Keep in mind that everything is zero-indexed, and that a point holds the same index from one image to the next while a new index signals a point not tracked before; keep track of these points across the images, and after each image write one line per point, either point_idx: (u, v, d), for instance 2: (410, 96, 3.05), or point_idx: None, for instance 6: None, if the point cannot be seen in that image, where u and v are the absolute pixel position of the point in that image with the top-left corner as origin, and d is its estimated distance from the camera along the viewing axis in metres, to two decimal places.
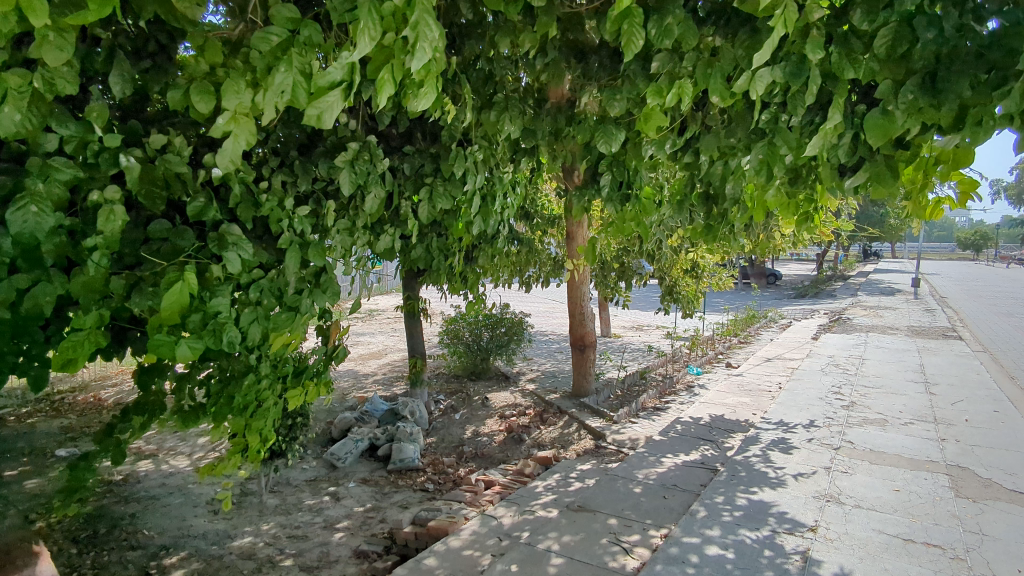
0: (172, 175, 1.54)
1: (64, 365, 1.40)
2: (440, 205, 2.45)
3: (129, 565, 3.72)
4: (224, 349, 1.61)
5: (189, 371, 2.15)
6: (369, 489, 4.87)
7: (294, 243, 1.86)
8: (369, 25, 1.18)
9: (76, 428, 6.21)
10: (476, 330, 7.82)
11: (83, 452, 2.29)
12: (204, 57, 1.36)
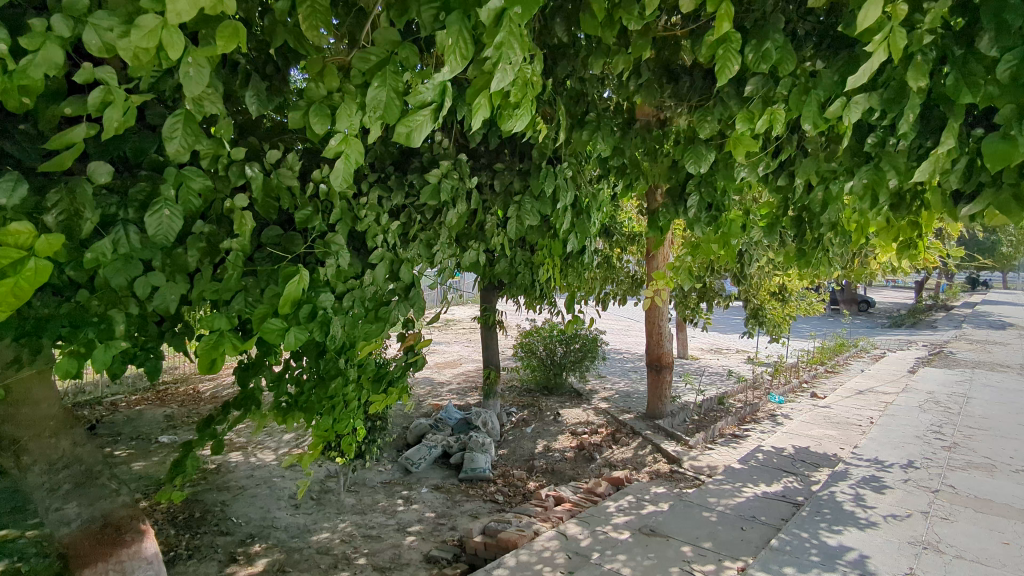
0: (285, 188, 1.66)
1: (211, 366, 1.55)
2: (527, 221, 2.49)
3: (218, 549, 3.97)
4: (327, 341, 1.71)
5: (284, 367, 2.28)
6: (441, 496, 4.97)
7: (387, 257, 1.96)
8: (459, 44, 1.14)
9: (178, 416, 6.73)
10: (551, 345, 7.86)
11: (188, 438, 2.47)
12: (319, 80, 1.44)
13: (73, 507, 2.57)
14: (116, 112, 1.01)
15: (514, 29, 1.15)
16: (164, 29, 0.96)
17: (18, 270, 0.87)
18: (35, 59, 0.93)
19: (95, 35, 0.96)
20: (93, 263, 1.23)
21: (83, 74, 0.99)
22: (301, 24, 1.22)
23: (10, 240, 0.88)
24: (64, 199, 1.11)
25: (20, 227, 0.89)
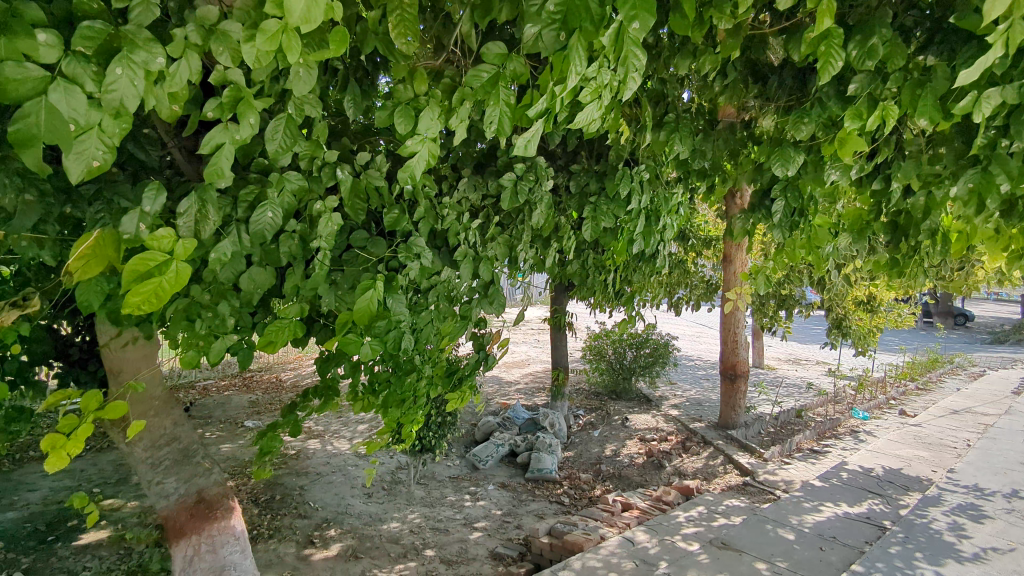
0: (372, 188, 1.71)
1: (266, 346, 1.66)
2: (603, 223, 2.47)
3: (297, 531, 4.17)
4: (397, 356, 1.76)
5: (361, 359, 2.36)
6: (507, 494, 5.02)
7: (468, 255, 2.00)
8: (578, 60, 1.10)
9: (262, 402, 7.12)
10: (620, 349, 7.77)
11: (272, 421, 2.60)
12: (408, 82, 1.49)
13: (171, 481, 2.76)
14: (248, 110, 1.10)
15: (638, 43, 1.10)
16: (285, 33, 1.00)
17: (163, 272, 1.01)
18: (180, 66, 1.00)
19: (223, 43, 1.06)
20: (216, 263, 1.33)
21: (216, 76, 1.09)
22: (392, 31, 1.26)
23: (156, 245, 1.01)
24: (195, 203, 1.19)
25: (164, 233, 1.02)
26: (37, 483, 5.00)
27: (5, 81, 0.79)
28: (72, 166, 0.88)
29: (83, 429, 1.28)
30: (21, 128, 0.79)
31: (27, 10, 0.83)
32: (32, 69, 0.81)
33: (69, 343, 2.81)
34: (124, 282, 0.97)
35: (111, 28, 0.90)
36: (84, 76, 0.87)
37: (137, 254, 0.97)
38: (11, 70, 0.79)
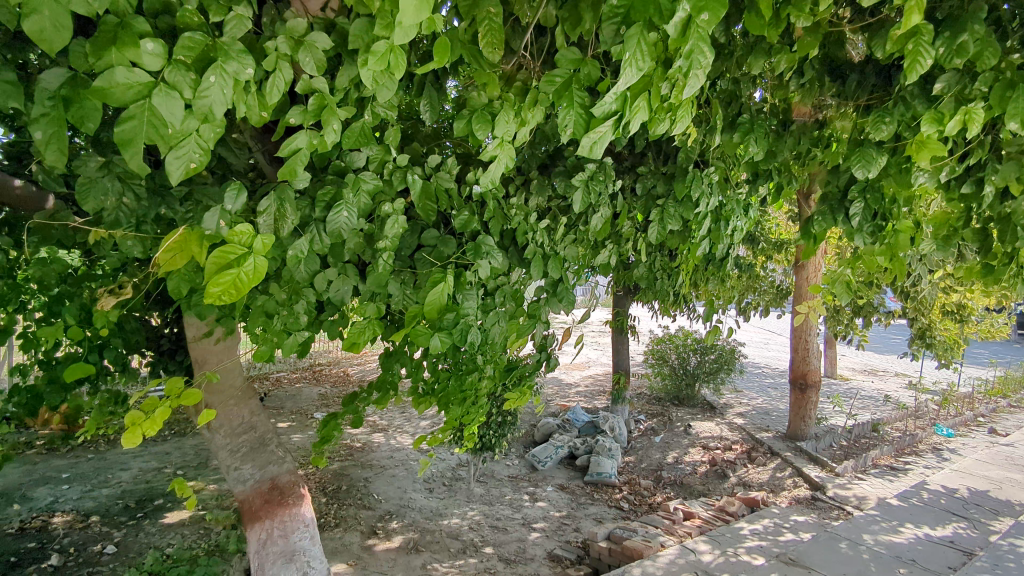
0: (442, 190, 1.76)
1: (351, 346, 1.71)
2: (670, 226, 2.42)
3: (361, 521, 4.30)
4: (468, 347, 1.76)
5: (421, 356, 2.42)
6: (566, 496, 5.02)
7: (538, 253, 2.01)
8: (637, 55, 1.07)
9: (330, 395, 7.39)
10: (684, 353, 7.60)
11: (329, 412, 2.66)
12: (482, 88, 1.49)
13: (248, 468, 2.91)
14: (331, 116, 1.16)
15: (703, 36, 1.06)
16: (392, 52, 1.05)
17: (242, 266, 1.01)
18: (274, 78, 1.07)
19: (310, 53, 1.11)
20: (295, 260, 1.40)
21: (303, 85, 1.15)
22: (481, 41, 1.30)
23: (236, 241, 1.03)
24: (274, 206, 1.25)
25: (242, 229, 1.04)
26: (129, 463, 5.39)
27: (117, 86, 0.84)
28: (174, 168, 0.94)
29: (161, 412, 1.37)
30: (125, 129, 0.84)
31: (134, 23, 0.88)
32: (140, 75, 0.86)
33: (161, 334, 3.02)
34: (207, 274, 0.99)
35: (208, 39, 0.96)
36: (183, 82, 0.92)
37: (217, 248, 1.00)
38: (121, 76, 0.84)
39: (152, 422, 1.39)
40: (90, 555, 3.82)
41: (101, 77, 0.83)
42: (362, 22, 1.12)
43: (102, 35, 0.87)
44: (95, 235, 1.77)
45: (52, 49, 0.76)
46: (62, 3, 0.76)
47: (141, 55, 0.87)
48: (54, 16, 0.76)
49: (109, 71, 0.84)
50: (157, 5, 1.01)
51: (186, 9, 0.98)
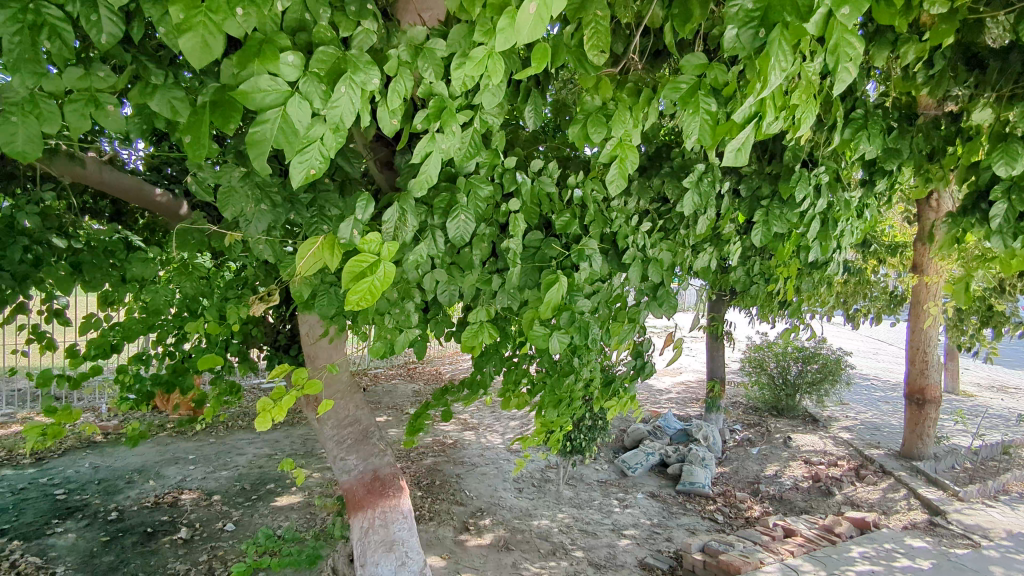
0: (543, 194, 1.79)
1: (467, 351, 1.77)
2: (775, 228, 2.33)
3: (454, 516, 4.41)
4: (589, 341, 1.80)
5: (518, 357, 2.47)
6: (657, 505, 4.91)
7: (637, 258, 1.95)
8: (780, 56, 1.01)
9: (424, 392, 7.64)
10: (784, 362, 7.23)
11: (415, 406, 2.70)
12: (594, 91, 1.46)
13: (352, 458, 3.04)
14: (451, 118, 1.16)
15: (849, 28, 1.02)
16: (490, 57, 1.04)
17: (375, 272, 1.07)
18: (394, 84, 1.07)
19: (430, 59, 1.13)
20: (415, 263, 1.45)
21: (424, 89, 1.16)
22: (585, 43, 1.25)
23: (368, 249, 1.09)
24: (400, 212, 1.33)
25: (370, 238, 1.09)
26: (245, 448, 5.84)
27: (257, 93, 0.89)
28: (296, 172, 0.96)
29: (287, 402, 1.47)
30: (261, 131, 0.90)
31: (278, 39, 0.95)
32: (280, 83, 0.91)
33: (278, 330, 3.25)
34: (348, 283, 1.06)
35: (339, 51, 0.99)
36: (315, 93, 0.95)
37: (352, 258, 1.05)
38: (263, 84, 0.90)
39: (280, 408, 1.50)
40: (213, 530, 4.16)
41: (245, 84, 0.88)
42: (461, 28, 1.13)
43: (248, 49, 0.93)
44: (229, 239, 1.93)
45: (200, 64, 0.82)
46: (216, 22, 0.83)
47: (281, 66, 0.92)
48: (207, 34, 0.82)
49: (253, 80, 0.89)
50: (294, 23, 1.05)
51: (320, 24, 1.02)
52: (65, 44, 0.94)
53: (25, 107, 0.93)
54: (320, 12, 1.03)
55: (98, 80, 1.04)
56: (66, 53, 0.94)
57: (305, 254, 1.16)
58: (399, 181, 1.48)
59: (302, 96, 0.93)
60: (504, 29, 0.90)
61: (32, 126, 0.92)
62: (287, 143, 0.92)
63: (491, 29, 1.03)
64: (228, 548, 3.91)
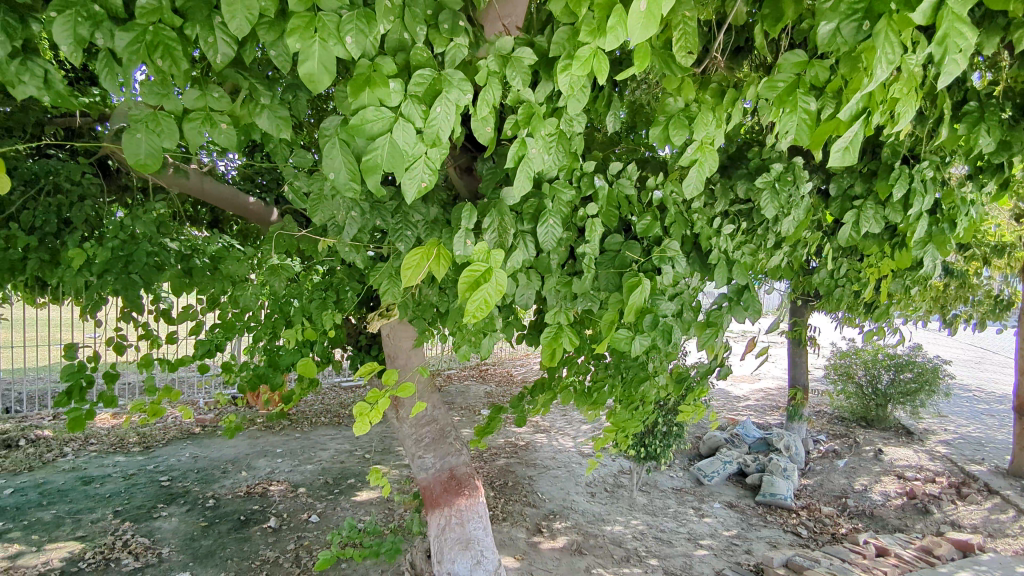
0: (623, 197, 1.77)
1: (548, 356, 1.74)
2: (866, 229, 2.19)
3: (527, 518, 4.44)
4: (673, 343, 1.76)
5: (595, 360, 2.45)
6: (735, 515, 4.76)
7: (722, 260, 1.89)
8: (885, 45, 0.96)
9: (496, 394, 7.74)
10: (874, 370, 6.82)
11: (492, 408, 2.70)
12: (677, 92, 1.41)
13: (429, 457, 3.10)
14: (538, 123, 1.18)
15: (963, 15, 0.91)
16: (596, 57, 1.04)
17: (489, 280, 1.09)
18: (485, 94, 1.09)
19: (517, 69, 1.14)
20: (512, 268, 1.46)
21: (511, 96, 1.19)
22: (674, 45, 1.23)
23: (477, 260, 1.13)
24: (499, 222, 1.34)
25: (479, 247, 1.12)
26: (327, 444, 6.11)
27: (367, 122, 0.95)
28: (408, 188, 1.00)
29: (383, 405, 1.55)
30: (372, 158, 0.95)
31: (382, 63, 0.97)
32: (385, 112, 0.95)
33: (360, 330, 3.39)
34: (465, 291, 1.09)
35: (435, 72, 1.01)
36: (415, 114, 0.99)
37: (467, 268, 1.09)
38: (371, 114, 0.94)
39: (376, 412, 1.57)
40: (299, 521, 4.38)
41: (355, 116, 0.94)
42: (565, 31, 1.12)
43: (357, 77, 0.97)
44: (320, 244, 2.02)
45: (318, 89, 0.90)
46: (327, 49, 0.90)
47: (388, 93, 0.97)
48: (322, 61, 0.89)
49: (362, 111, 0.95)
50: (394, 44, 1.08)
51: (417, 45, 1.05)
52: (175, 61, 0.95)
53: (148, 122, 1.00)
54: (417, 30, 1.06)
55: (213, 100, 1.11)
56: (174, 70, 0.95)
57: (412, 269, 1.14)
58: (485, 187, 1.52)
59: (405, 118, 0.97)
60: (613, 27, 0.92)
61: (152, 138, 1.01)
62: (398, 167, 0.96)
63: (597, 27, 1.01)
64: (314, 538, 4.11)
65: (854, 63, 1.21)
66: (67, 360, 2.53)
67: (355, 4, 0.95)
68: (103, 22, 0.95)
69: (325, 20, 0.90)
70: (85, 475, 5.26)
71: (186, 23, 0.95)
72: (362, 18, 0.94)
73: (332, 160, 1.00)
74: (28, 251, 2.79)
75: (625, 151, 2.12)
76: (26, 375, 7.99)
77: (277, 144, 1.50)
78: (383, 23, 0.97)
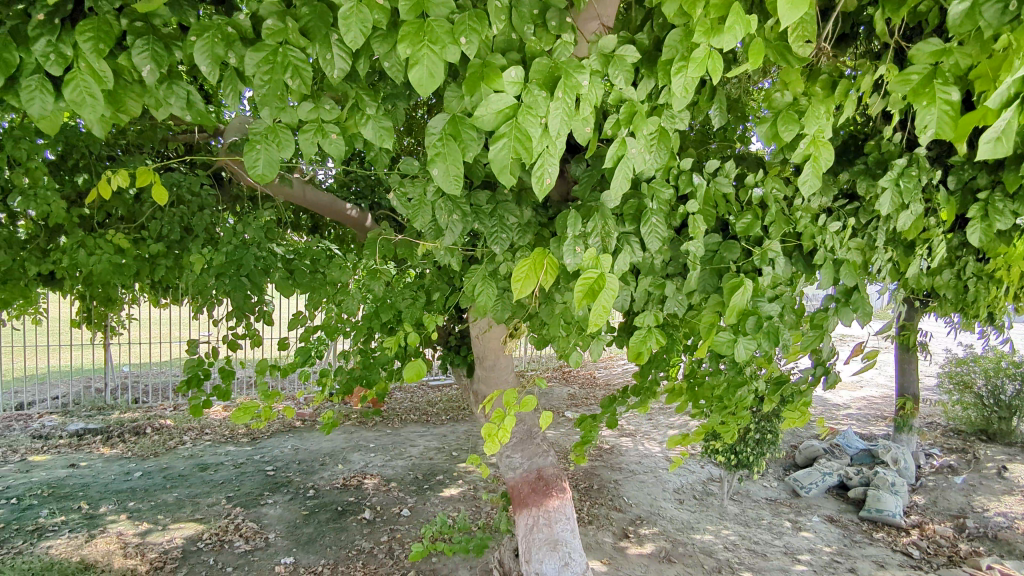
0: (720, 195, 1.72)
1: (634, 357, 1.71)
2: (1000, 224, 1.97)
3: (613, 522, 4.39)
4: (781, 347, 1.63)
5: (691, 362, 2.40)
6: (837, 531, 4.50)
7: (827, 259, 1.78)
8: None
9: (580, 397, 7.72)
10: (996, 380, 6.23)
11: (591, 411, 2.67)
12: (784, 86, 1.35)
13: (518, 457, 3.13)
14: (641, 121, 1.16)
15: None
16: (710, 57, 1.02)
17: (605, 282, 1.11)
18: (592, 89, 1.07)
19: (620, 66, 1.14)
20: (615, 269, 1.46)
21: (614, 96, 1.19)
22: (790, 35, 1.19)
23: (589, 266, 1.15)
24: (600, 226, 1.35)
25: (589, 255, 1.15)
26: (416, 440, 6.31)
27: (490, 112, 0.96)
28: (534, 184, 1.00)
29: (510, 423, 1.62)
30: (496, 150, 0.97)
31: (494, 61, 1.00)
32: (506, 98, 0.96)
33: (450, 331, 3.48)
34: (582, 300, 1.12)
35: (550, 61, 1.02)
36: (539, 103, 0.99)
37: (581, 277, 1.12)
38: (493, 102, 0.95)
39: (504, 430, 1.64)
40: (391, 514, 4.55)
41: (477, 107, 0.96)
42: (677, 32, 1.10)
43: (471, 76, 0.99)
44: (419, 249, 2.10)
45: (428, 92, 0.93)
46: (438, 53, 0.92)
47: (505, 82, 0.97)
48: (431, 64, 0.92)
49: (483, 101, 0.96)
50: (502, 44, 1.10)
51: (529, 39, 1.08)
52: (304, 81, 1.03)
53: (267, 135, 1.08)
54: (525, 28, 1.11)
55: (324, 112, 1.17)
56: (303, 88, 1.02)
57: (522, 280, 1.17)
58: (581, 191, 1.52)
59: (527, 108, 0.97)
60: (732, 27, 0.98)
61: (271, 151, 1.08)
62: (528, 154, 0.97)
63: (711, 26, 1.00)
64: (405, 531, 4.26)
65: (986, 45, 1.17)
66: (188, 355, 2.75)
67: (466, 8, 0.98)
68: (235, 44, 1.04)
69: (434, 24, 0.93)
70: (202, 461, 5.72)
71: (310, 43, 1.03)
72: (474, 18, 0.97)
73: (450, 162, 1.00)
74: (156, 258, 3.09)
75: (719, 149, 2.05)
76: (152, 369, 8.79)
77: (379, 152, 1.57)
78: (495, 23, 1.01)
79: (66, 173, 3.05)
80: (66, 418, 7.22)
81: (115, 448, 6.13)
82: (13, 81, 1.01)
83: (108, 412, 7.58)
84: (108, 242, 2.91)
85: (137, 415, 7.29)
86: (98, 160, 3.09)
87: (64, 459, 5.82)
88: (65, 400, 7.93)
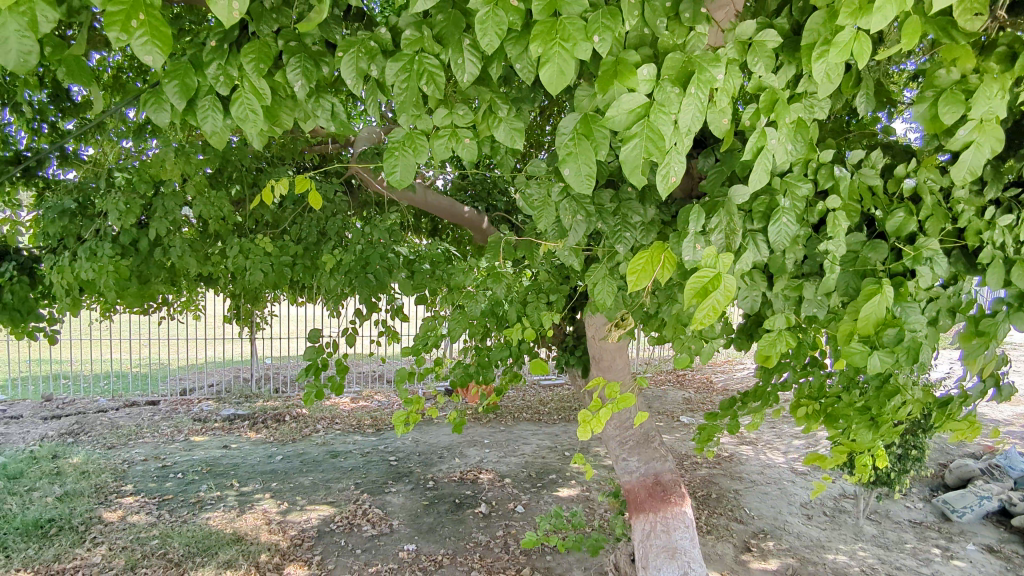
0: (866, 188, 1.59)
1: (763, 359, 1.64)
2: None
3: (734, 534, 4.19)
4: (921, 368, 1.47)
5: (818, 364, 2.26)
6: (997, 562, 4.01)
7: (998, 257, 1.57)
8: None
9: (696, 402, 7.45)
10: None
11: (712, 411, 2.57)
12: (951, 63, 1.23)
13: (634, 460, 3.08)
14: (783, 108, 1.09)
15: None
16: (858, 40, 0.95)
17: (716, 286, 1.03)
18: (729, 78, 1.03)
19: (760, 54, 1.09)
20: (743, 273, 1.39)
21: (753, 84, 1.13)
22: (956, 9, 1.07)
23: (703, 262, 1.08)
24: (725, 221, 1.29)
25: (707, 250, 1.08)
26: (529, 439, 6.39)
27: (621, 112, 0.94)
28: (661, 184, 0.97)
29: (604, 414, 1.57)
30: (628, 149, 0.95)
31: (626, 57, 0.99)
32: (639, 96, 0.94)
33: (566, 333, 3.48)
34: (692, 299, 1.04)
35: (683, 55, 0.99)
36: (672, 100, 0.96)
37: (694, 275, 1.04)
38: (626, 102, 0.94)
39: (598, 420, 1.60)
40: (506, 509, 4.64)
41: (609, 106, 0.95)
42: (821, 15, 1.04)
43: (605, 73, 1.00)
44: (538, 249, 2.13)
45: (558, 90, 0.93)
46: (570, 52, 0.93)
47: (638, 80, 0.96)
48: (562, 64, 0.93)
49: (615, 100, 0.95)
50: (635, 40, 1.10)
51: (661, 33, 1.06)
52: (437, 86, 1.06)
53: (406, 144, 1.13)
54: (658, 21, 1.07)
55: (458, 118, 1.21)
56: (437, 93, 1.06)
57: (638, 273, 1.14)
58: (707, 186, 1.47)
59: (659, 105, 0.95)
60: (881, 7, 0.86)
61: (408, 157, 1.14)
62: (660, 153, 0.95)
63: (860, 7, 0.92)
64: (520, 528, 4.33)
65: None
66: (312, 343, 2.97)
67: (599, 5, 0.97)
68: (378, 55, 1.11)
69: (567, 23, 0.93)
70: (333, 449, 6.15)
71: (445, 50, 1.07)
72: (607, 15, 0.95)
73: (581, 161, 1.00)
74: (297, 258, 3.36)
75: (862, 138, 1.90)
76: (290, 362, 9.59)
77: (504, 154, 1.60)
78: (627, 18, 0.99)
79: (223, 184, 3.41)
80: (219, 404, 8.06)
81: (260, 433, 6.75)
82: (193, 103, 1.14)
83: (253, 400, 8.36)
84: (257, 245, 3.20)
85: (277, 403, 7.98)
86: (248, 171, 3.42)
87: (218, 440, 6.50)
88: (218, 387, 8.87)
